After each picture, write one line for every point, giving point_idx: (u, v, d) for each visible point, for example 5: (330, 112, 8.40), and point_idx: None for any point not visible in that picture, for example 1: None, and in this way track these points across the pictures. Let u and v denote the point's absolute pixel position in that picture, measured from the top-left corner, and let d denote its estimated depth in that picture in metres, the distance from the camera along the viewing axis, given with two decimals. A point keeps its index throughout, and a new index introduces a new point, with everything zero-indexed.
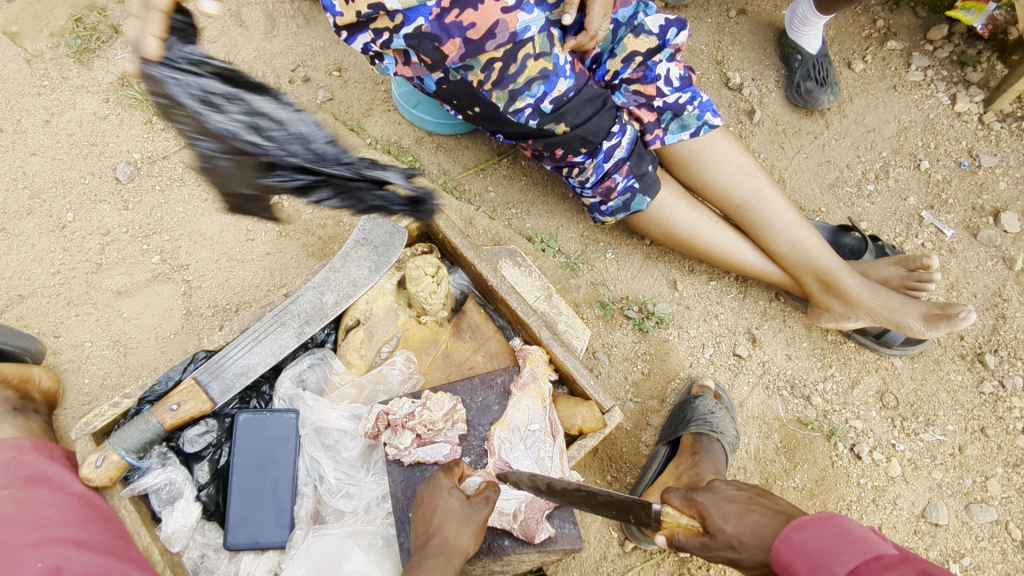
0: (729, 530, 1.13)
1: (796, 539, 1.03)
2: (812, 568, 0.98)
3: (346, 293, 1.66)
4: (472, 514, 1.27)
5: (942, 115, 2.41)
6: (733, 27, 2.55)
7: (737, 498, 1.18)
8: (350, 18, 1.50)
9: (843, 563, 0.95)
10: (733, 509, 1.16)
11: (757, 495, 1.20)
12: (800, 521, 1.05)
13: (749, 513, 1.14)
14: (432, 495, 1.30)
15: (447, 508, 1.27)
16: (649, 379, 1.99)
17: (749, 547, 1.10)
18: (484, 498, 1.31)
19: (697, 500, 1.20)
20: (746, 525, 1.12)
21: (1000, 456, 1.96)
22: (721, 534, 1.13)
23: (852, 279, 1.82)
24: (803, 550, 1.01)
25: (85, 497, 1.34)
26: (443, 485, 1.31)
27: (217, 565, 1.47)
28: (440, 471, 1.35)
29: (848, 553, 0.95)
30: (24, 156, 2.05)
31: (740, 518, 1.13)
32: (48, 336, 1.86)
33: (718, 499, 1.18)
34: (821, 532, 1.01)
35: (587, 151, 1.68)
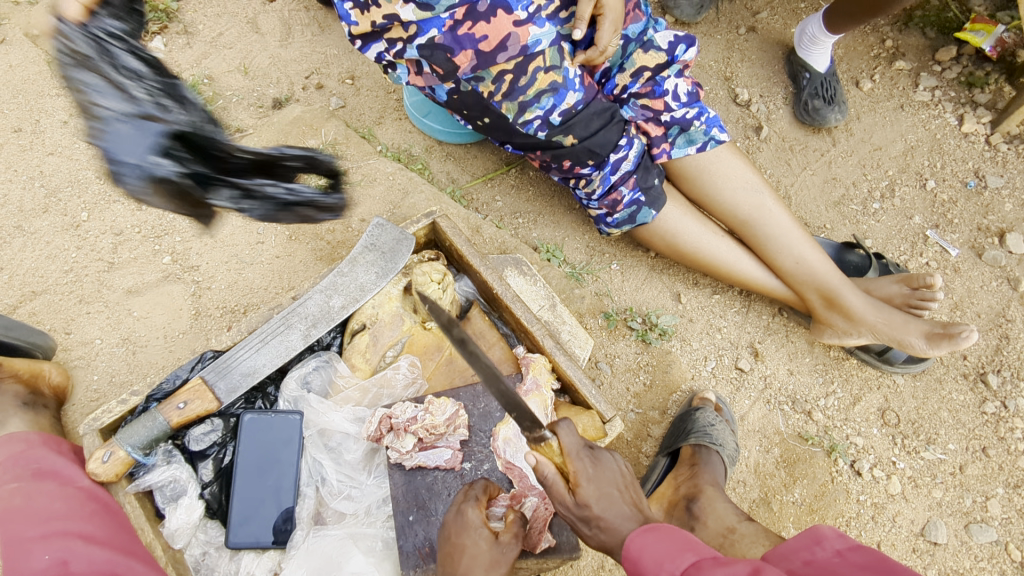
0: (595, 511, 1.15)
1: (645, 539, 1.07)
2: (657, 564, 1.01)
3: (353, 297, 1.68)
4: (502, 558, 1.23)
5: (949, 135, 2.42)
6: (743, 43, 2.57)
7: (617, 483, 1.19)
8: (365, 28, 1.55)
9: (686, 557, 1.00)
10: (610, 493, 1.17)
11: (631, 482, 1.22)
12: (651, 527, 1.10)
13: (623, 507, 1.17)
14: (458, 533, 1.25)
15: (476, 551, 1.21)
16: (651, 391, 2.00)
17: (602, 532, 1.15)
18: (512, 540, 1.27)
19: (579, 465, 1.17)
20: (609, 511, 1.15)
21: (1001, 476, 1.95)
22: (585, 507, 1.15)
23: (854, 296, 1.83)
24: (649, 549, 1.05)
25: (91, 492, 1.37)
26: (472, 523, 1.25)
27: (218, 563, 1.49)
28: (469, 504, 1.29)
29: (692, 550, 1.01)
30: (41, 156, 2.09)
31: (608, 503, 1.15)
32: (59, 332, 1.89)
33: (599, 477, 1.18)
34: (665, 537, 1.06)
35: (593, 163, 1.70)
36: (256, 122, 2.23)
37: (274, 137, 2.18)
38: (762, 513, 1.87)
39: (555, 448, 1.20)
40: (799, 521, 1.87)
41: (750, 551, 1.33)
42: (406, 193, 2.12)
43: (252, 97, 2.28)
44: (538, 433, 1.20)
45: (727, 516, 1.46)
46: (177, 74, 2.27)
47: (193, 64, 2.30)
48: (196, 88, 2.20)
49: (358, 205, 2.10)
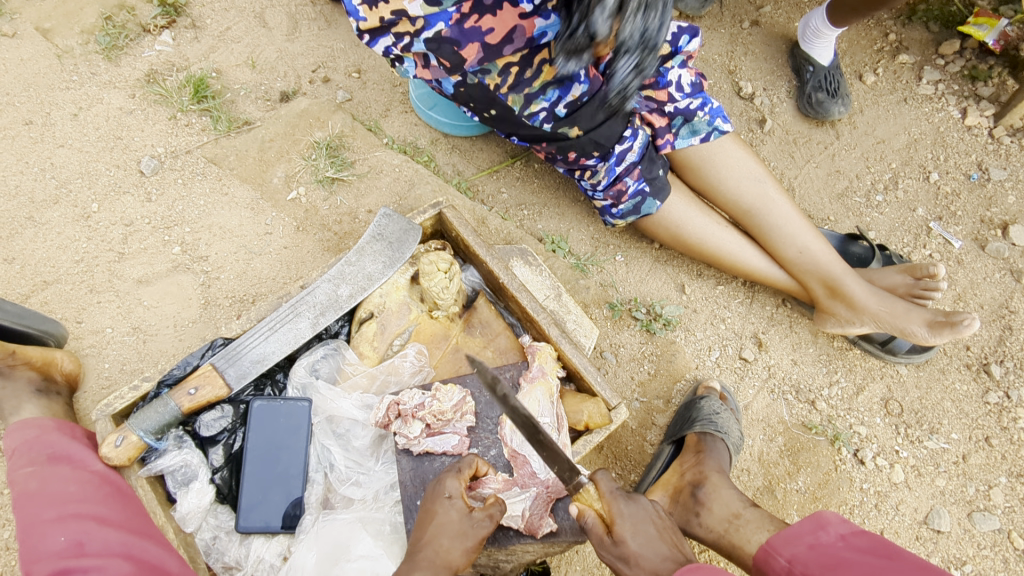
0: (632, 546, 1.18)
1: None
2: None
3: (360, 286, 1.70)
4: (469, 530, 1.23)
5: (952, 128, 2.43)
6: (747, 37, 2.58)
7: (654, 524, 1.23)
8: (373, 23, 1.56)
9: None
10: (645, 530, 1.21)
11: (667, 526, 1.27)
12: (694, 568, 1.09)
13: (659, 541, 1.20)
14: (433, 499, 1.28)
15: (445, 520, 1.23)
16: (655, 380, 2.01)
17: (640, 568, 1.17)
18: (485, 516, 1.27)
19: (618, 505, 1.23)
20: (649, 550, 1.18)
21: (1004, 465, 1.96)
22: (622, 543, 1.19)
23: (858, 285, 1.84)
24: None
25: (105, 475, 1.39)
26: (446, 491, 1.28)
27: (228, 547, 1.51)
28: (449, 475, 1.32)
29: None
30: (52, 148, 2.12)
31: (648, 542, 1.19)
32: (70, 321, 1.91)
33: (638, 516, 1.23)
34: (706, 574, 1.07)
35: (599, 154, 1.72)
36: (263, 115, 2.25)
37: (282, 129, 2.20)
38: (766, 501, 1.89)
39: (592, 493, 1.25)
40: (802, 509, 1.89)
41: (754, 536, 1.36)
42: (412, 185, 2.14)
43: (260, 90, 2.30)
44: (575, 481, 1.26)
45: (732, 502, 1.48)
46: (186, 68, 2.29)
47: (201, 58, 2.32)
48: (205, 81, 2.22)
49: (365, 196, 2.12)
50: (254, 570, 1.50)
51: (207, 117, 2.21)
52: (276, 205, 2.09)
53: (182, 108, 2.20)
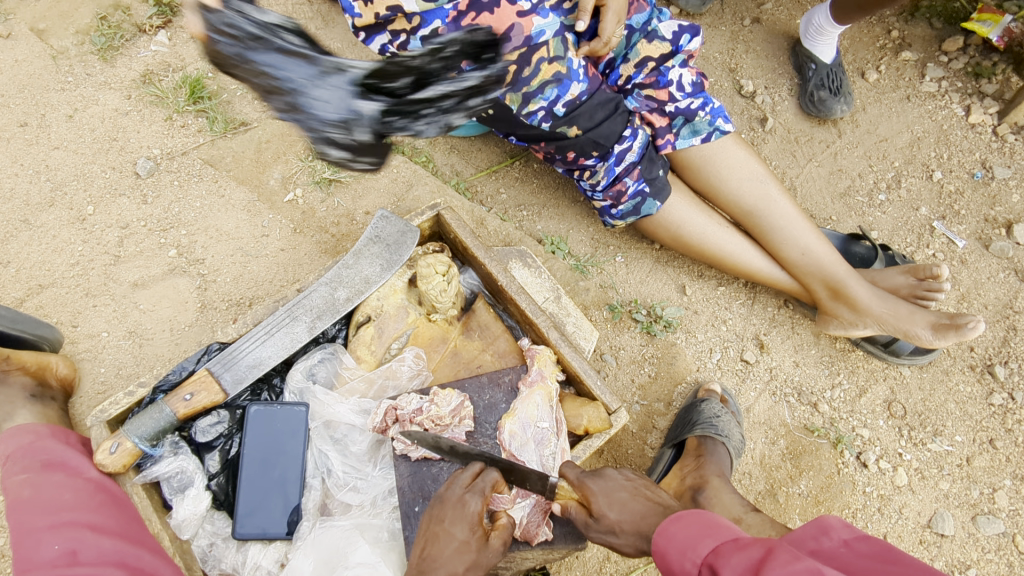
0: (612, 517, 1.23)
1: (669, 529, 1.07)
2: (680, 551, 1.03)
3: (358, 290, 1.68)
4: (483, 561, 1.22)
5: (955, 126, 2.41)
6: (748, 35, 2.56)
7: (625, 486, 1.26)
8: (368, 20, 1.53)
9: (706, 545, 1.00)
10: (619, 497, 1.25)
11: (643, 484, 1.29)
12: (676, 515, 1.10)
13: (634, 502, 1.23)
14: (452, 521, 1.23)
15: (462, 546, 1.20)
16: (656, 383, 2.00)
17: (626, 534, 1.21)
18: (499, 544, 1.26)
19: (587, 483, 1.27)
20: (629, 513, 1.21)
21: (1008, 468, 1.94)
22: (604, 518, 1.23)
23: (861, 287, 1.82)
24: (674, 539, 1.05)
25: (100, 483, 1.38)
26: (467, 515, 1.23)
27: (225, 554, 1.50)
28: (473, 497, 1.26)
29: (713, 536, 1.01)
30: (47, 150, 2.10)
31: (626, 507, 1.22)
32: (66, 326, 1.90)
33: (608, 486, 1.26)
34: (687, 522, 1.07)
35: (598, 154, 1.70)
36: (260, 115, 2.23)
37: (279, 130, 2.17)
38: (767, 505, 1.87)
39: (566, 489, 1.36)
40: (804, 513, 1.87)
41: None
42: (410, 186, 2.12)
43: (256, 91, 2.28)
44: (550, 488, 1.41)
45: (733, 506, 1.45)
46: (182, 68, 2.27)
47: (197, 57, 2.30)
48: (200, 82, 2.20)
49: (362, 197, 2.10)
50: None
51: (203, 118, 2.19)
52: (273, 207, 2.08)
53: (178, 109, 2.17)
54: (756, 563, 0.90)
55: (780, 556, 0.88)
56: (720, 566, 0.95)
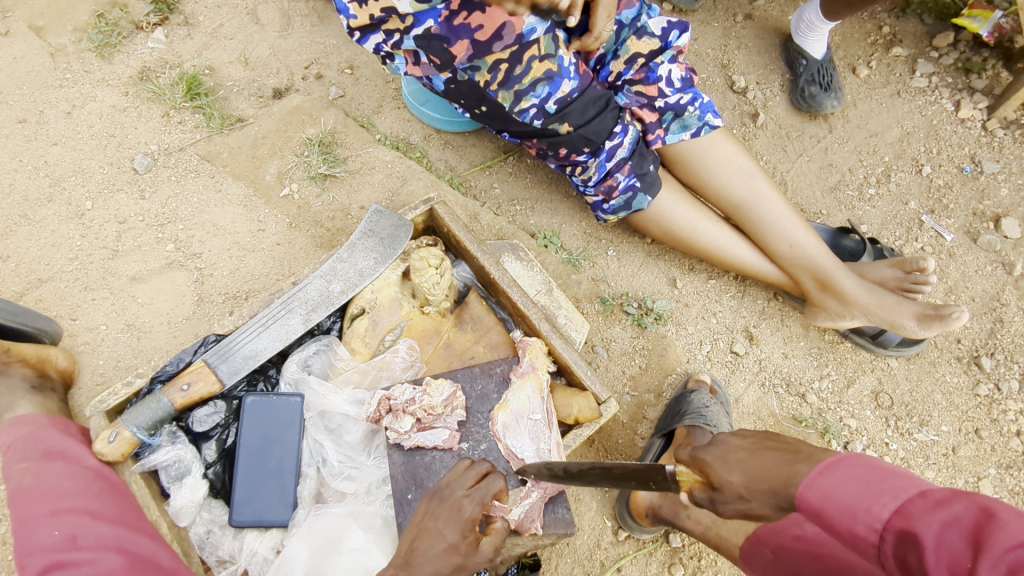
0: (737, 479, 1.02)
1: (826, 486, 0.92)
2: (850, 515, 0.88)
3: (352, 282, 1.71)
4: (471, 564, 1.25)
5: (945, 121, 2.43)
6: (740, 31, 2.58)
7: (743, 445, 1.06)
8: (363, 21, 1.56)
9: (884, 505, 0.87)
10: (737, 457, 1.05)
11: (763, 438, 1.07)
12: (826, 463, 0.94)
13: (755, 459, 1.02)
14: (447, 523, 1.24)
15: (452, 550, 1.22)
16: (647, 374, 2.03)
17: (760, 495, 0.99)
18: (489, 550, 1.29)
19: (701, 456, 1.09)
20: (753, 472, 1.01)
21: (993, 457, 1.98)
22: (728, 486, 1.03)
23: (848, 279, 1.85)
24: (838, 498, 0.90)
25: (99, 471, 1.41)
26: (460, 521, 1.25)
27: (222, 541, 1.53)
28: (472, 502, 1.27)
29: (888, 494, 0.87)
30: (46, 146, 2.13)
31: (747, 465, 1.02)
32: (64, 319, 1.92)
33: (722, 450, 1.07)
34: (849, 475, 0.91)
35: (589, 150, 1.73)
36: (256, 111, 2.26)
37: (275, 126, 2.20)
38: None
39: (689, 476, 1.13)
40: None
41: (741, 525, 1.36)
42: (405, 180, 2.15)
43: (252, 87, 2.31)
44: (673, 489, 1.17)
45: None
46: (179, 65, 2.30)
47: (194, 55, 2.33)
48: (197, 79, 2.23)
49: (358, 192, 2.13)
50: (248, 563, 1.51)
51: (200, 115, 2.21)
52: (269, 201, 2.10)
53: (175, 105, 2.20)
54: (967, 529, 0.80)
55: (1000, 520, 0.79)
56: (918, 533, 0.83)
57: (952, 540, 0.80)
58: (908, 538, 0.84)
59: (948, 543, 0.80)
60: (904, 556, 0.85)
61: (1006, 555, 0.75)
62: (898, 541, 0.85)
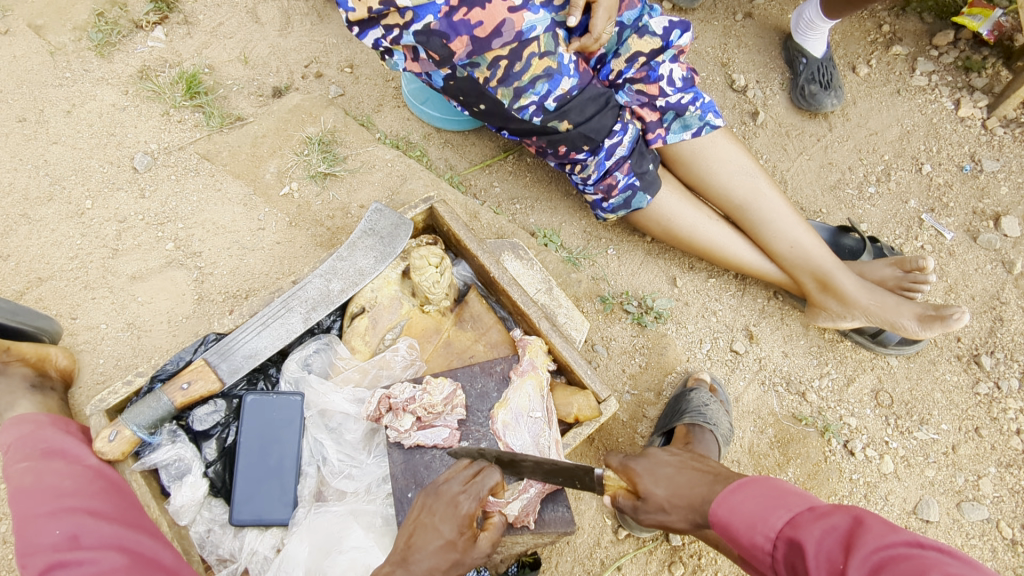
0: (661, 493, 1.17)
1: (732, 501, 1.03)
2: (748, 526, 0.99)
3: (352, 281, 1.70)
4: (467, 560, 1.26)
5: (945, 120, 2.43)
6: (739, 30, 2.58)
7: (670, 462, 1.21)
8: (362, 14, 1.54)
9: (778, 516, 0.97)
10: (664, 472, 1.20)
11: (690, 458, 1.23)
12: (735, 484, 1.06)
13: (679, 475, 1.18)
14: (444, 519, 1.24)
15: (449, 547, 1.22)
16: (646, 373, 2.03)
17: (678, 509, 1.14)
18: (486, 545, 1.30)
19: (630, 466, 1.24)
20: (675, 488, 1.16)
21: (993, 456, 1.98)
22: (652, 497, 1.18)
23: (848, 279, 1.85)
24: (739, 511, 1.01)
25: (99, 470, 1.41)
26: (457, 517, 1.25)
27: (222, 539, 1.53)
28: (469, 497, 1.27)
29: (782, 508, 0.97)
30: (46, 145, 2.12)
31: (672, 481, 1.17)
32: (65, 318, 1.92)
33: (651, 464, 1.22)
34: (751, 492, 1.03)
35: (589, 148, 1.72)
36: (256, 110, 2.26)
37: (274, 125, 2.20)
38: None
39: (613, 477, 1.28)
40: None
41: None
42: (404, 179, 2.15)
43: (252, 86, 2.31)
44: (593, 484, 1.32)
45: None
46: (178, 64, 2.30)
47: (193, 53, 2.33)
48: (197, 77, 2.23)
49: (357, 190, 2.13)
50: (248, 562, 1.51)
51: (200, 113, 2.21)
52: (269, 200, 2.10)
53: (175, 104, 2.20)
54: (842, 535, 0.88)
55: (870, 527, 0.87)
56: (801, 539, 0.92)
57: (830, 545, 0.88)
58: (796, 544, 0.92)
59: (826, 548, 0.88)
60: (793, 564, 0.92)
61: (871, 555, 0.83)
62: (788, 549, 0.93)
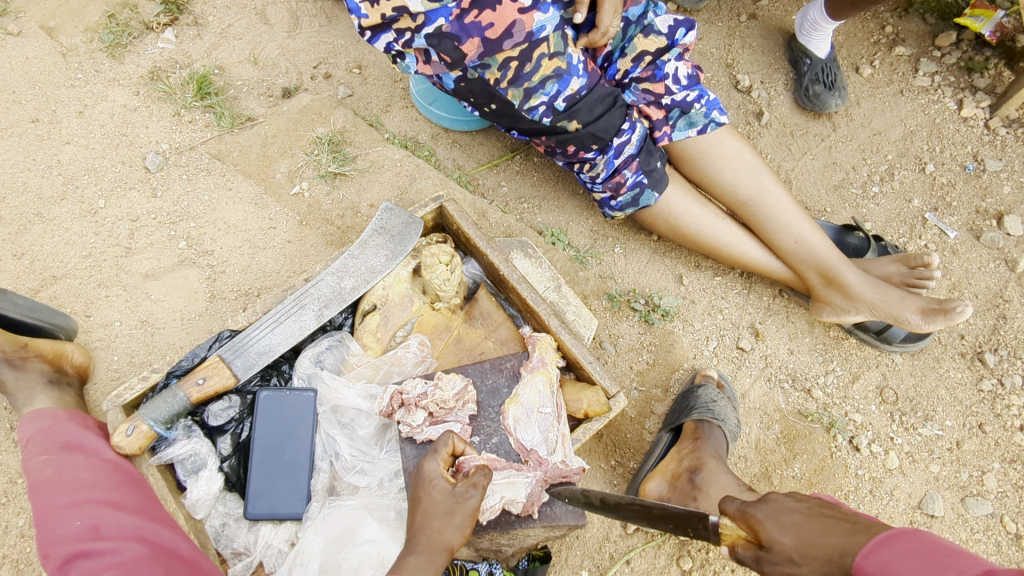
0: (790, 542, 1.04)
1: (886, 555, 0.91)
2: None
3: (364, 279, 1.73)
4: (460, 505, 1.27)
5: (948, 120, 2.45)
6: (743, 31, 2.60)
7: (797, 508, 1.09)
8: (375, 20, 1.56)
9: None
10: (791, 519, 1.07)
11: (819, 506, 1.10)
12: (881, 535, 0.95)
13: (809, 524, 1.05)
14: (417, 487, 1.33)
15: (431, 504, 1.28)
16: (654, 369, 2.05)
17: (813, 560, 1.00)
18: (467, 485, 1.29)
19: (750, 511, 1.13)
20: (806, 537, 1.03)
21: (997, 452, 2.00)
22: (778, 546, 1.05)
23: (853, 274, 1.87)
24: (896, 567, 0.89)
25: (117, 463, 1.43)
26: (425, 477, 1.32)
27: (237, 534, 1.55)
28: (430, 459, 1.36)
29: (952, 567, 0.85)
30: (58, 145, 2.15)
31: (801, 529, 1.04)
32: (79, 315, 1.95)
33: (775, 510, 1.10)
34: (908, 548, 0.90)
35: (597, 147, 1.74)
36: (266, 111, 2.28)
37: (285, 125, 2.22)
38: (763, 487, 1.92)
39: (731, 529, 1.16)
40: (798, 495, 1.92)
41: None
42: (413, 179, 2.17)
43: (262, 86, 2.33)
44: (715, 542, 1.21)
45: (728, 486, 1.57)
46: (189, 65, 2.32)
47: (204, 54, 2.35)
48: (207, 78, 2.25)
49: (367, 190, 2.15)
50: (262, 555, 1.54)
51: (210, 114, 2.24)
52: (280, 200, 2.12)
53: (186, 104, 2.22)
54: None
55: None
56: None
57: None
58: None
59: None
60: None
61: None
62: None
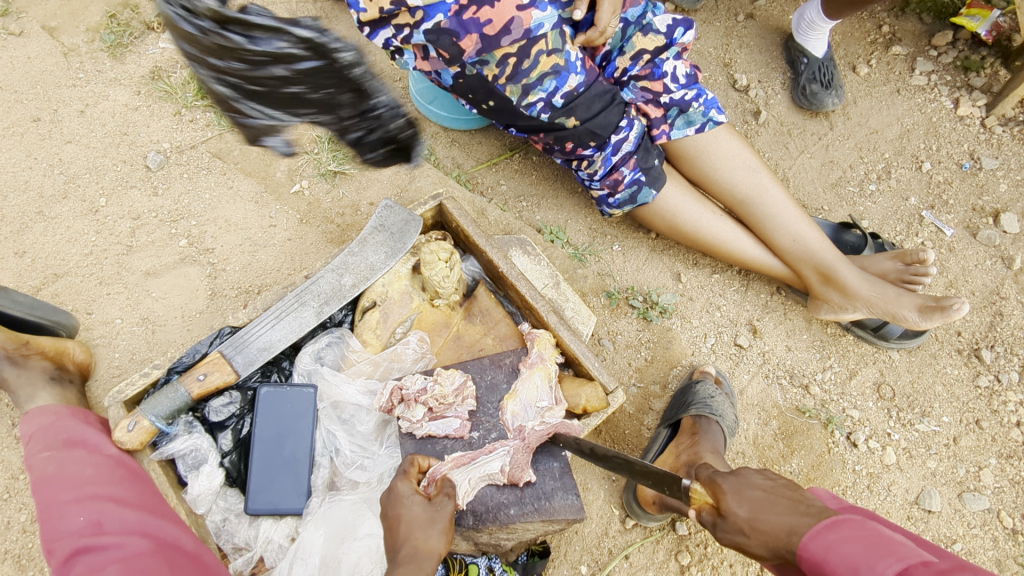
0: (743, 514, 1.05)
1: (831, 538, 0.92)
2: (851, 570, 0.88)
3: (363, 276, 1.73)
4: (438, 514, 1.26)
5: (944, 118, 2.47)
6: (741, 31, 2.62)
7: (761, 484, 1.08)
8: (373, 14, 1.53)
9: (889, 565, 0.86)
10: (753, 495, 1.07)
11: (786, 485, 1.09)
12: (830, 519, 0.96)
13: (770, 503, 1.04)
14: (394, 506, 1.27)
15: (411, 517, 1.24)
16: (652, 366, 2.06)
17: (761, 536, 1.02)
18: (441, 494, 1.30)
19: (717, 481, 1.13)
20: (758, 512, 1.04)
21: (993, 447, 2.01)
22: (732, 517, 1.07)
23: (850, 272, 1.88)
24: (838, 552, 0.91)
25: (119, 459, 1.44)
26: (402, 494, 1.28)
27: (237, 529, 1.56)
28: (397, 478, 1.33)
29: (892, 556, 0.87)
30: (60, 144, 2.16)
31: (756, 503, 1.05)
32: (81, 313, 1.96)
33: (740, 483, 1.10)
34: (854, 535, 0.92)
35: (595, 144, 1.76)
36: None
37: None
38: None
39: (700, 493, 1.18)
40: None
41: None
42: (413, 177, 2.18)
43: None
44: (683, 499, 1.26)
45: None
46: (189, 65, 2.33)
47: None
48: None
49: (366, 188, 2.16)
50: (263, 550, 1.54)
51: (211, 113, 2.25)
52: (280, 198, 2.14)
53: (187, 104, 2.24)
54: None
55: None
56: None
57: None
58: None
59: None
60: None
61: None
62: None
